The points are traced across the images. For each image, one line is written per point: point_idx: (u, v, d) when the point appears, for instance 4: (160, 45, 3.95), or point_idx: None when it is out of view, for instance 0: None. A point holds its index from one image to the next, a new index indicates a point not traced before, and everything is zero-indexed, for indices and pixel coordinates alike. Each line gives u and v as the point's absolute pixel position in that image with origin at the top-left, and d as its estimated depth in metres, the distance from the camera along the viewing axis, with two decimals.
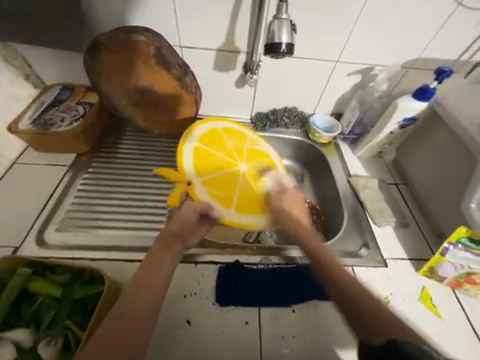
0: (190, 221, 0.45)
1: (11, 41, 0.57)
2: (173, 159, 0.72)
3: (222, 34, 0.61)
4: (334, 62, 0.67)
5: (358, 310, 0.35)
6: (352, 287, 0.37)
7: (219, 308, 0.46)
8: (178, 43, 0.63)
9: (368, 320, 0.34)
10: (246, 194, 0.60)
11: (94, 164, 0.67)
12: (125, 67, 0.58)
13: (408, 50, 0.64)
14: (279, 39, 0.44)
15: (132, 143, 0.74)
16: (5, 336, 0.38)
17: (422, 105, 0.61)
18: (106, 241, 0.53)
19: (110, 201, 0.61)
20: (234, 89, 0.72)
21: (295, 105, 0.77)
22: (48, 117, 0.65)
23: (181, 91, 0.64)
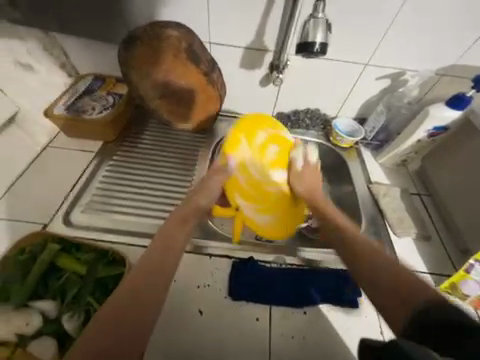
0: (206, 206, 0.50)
1: (52, 31, 0.61)
2: (194, 153, 0.73)
3: (251, 33, 0.62)
4: (364, 65, 0.65)
5: (393, 283, 0.34)
6: (383, 265, 0.37)
7: (231, 301, 0.47)
8: (207, 39, 0.64)
9: (409, 298, 0.32)
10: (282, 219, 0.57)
11: (119, 152, 0.70)
12: (156, 59, 0.60)
13: (445, 55, 0.62)
14: (313, 39, 0.43)
15: (156, 135, 0.76)
16: (34, 306, 0.41)
17: (455, 114, 0.58)
18: (127, 226, 0.55)
19: (132, 189, 0.63)
20: (258, 88, 0.72)
21: (318, 107, 0.76)
22: (80, 105, 0.68)
23: (207, 87, 0.65)
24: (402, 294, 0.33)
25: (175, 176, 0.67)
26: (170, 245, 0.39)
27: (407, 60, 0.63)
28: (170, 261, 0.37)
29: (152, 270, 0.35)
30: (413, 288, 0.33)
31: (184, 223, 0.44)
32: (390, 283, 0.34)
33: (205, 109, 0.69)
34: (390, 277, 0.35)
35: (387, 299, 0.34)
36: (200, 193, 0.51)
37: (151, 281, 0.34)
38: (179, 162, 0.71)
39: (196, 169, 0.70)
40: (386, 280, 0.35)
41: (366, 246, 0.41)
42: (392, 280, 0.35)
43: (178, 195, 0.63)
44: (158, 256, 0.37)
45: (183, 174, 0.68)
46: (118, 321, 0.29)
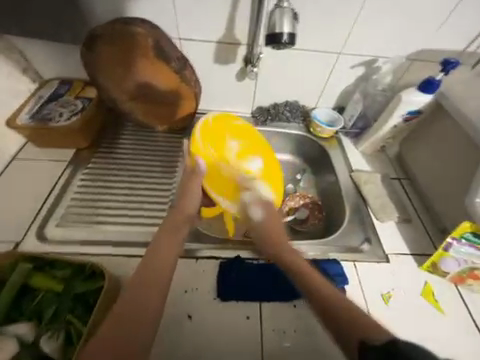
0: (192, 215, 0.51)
1: (6, 34, 0.56)
2: (174, 154, 0.71)
3: (221, 26, 0.60)
4: (337, 54, 0.65)
5: (344, 313, 0.37)
6: (334, 297, 0.39)
7: (220, 302, 0.46)
8: (177, 35, 0.62)
9: (345, 322, 0.36)
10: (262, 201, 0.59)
11: (94, 158, 0.67)
12: (125, 59, 0.58)
13: (414, 40, 0.62)
14: (280, 29, 0.42)
15: (132, 138, 0.73)
16: (8, 331, 0.39)
17: (427, 98, 0.60)
18: (108, 236, 0.53)
19: (111, 196, 0.60)
20: (235, 83, 0.71)
21: (297, 99, 0.75)
22: (47, 112, 0.64)
23: (180, 84, 0.62)
24: (350, 322, 0.36)
25: (156, 180, 0.65)
26: (168, 250, 0.43)
27: (378, 47, 0.64)
28: (156, 283, 0.38)
29: (135, 294, 0.36)
30: (356, 314, 0.36)
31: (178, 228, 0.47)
32: (346, 313, 0.37)
33: (180, 109, 0.67)
34: (346, 312, 0.37)
35: (338, 328, 0.36)
36: (184, 201, 0.52)
37: (134, 306, 0.35)
38: (158, 165, 0.68)
39: (177, 170, 0.68)
40: (328, 309, 0.38)
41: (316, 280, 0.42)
42: (345, 317, 0.36)
43: (160, 199, 0.62)
44: (158, 260, 0.40)
45: (164, 177, 0.66)
46: (123, 324, 0.34)
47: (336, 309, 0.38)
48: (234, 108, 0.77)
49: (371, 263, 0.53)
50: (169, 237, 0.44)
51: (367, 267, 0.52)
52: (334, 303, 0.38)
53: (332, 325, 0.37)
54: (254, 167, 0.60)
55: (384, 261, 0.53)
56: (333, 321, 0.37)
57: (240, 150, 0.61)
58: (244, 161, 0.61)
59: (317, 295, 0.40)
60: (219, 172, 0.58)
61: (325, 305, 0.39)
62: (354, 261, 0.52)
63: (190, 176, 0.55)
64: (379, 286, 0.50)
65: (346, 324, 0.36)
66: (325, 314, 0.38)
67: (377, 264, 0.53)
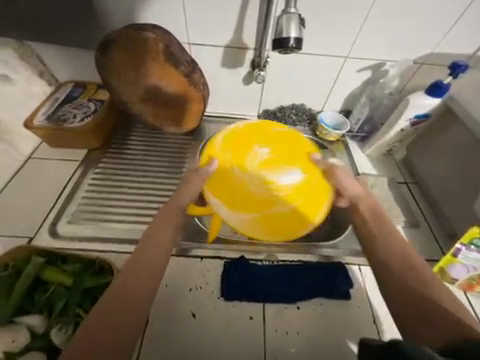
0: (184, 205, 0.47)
1: (26, 40, 0.60)
2: (181, 156, 0.73)
3: (230, 31, 0.61)
4: (344, 58, 0.65)
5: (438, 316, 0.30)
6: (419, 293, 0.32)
7: (224, 302, 0.47)
8: (186, 40, 0.64)
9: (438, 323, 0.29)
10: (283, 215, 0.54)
11: (104, 159, 0.69)
12: (136, 63, 0.60)
13: (422, 44, 0.62)
14: (287, 34, 0.43)
15: (141, 139, 0.75)
16: (20, 321, 0.40)
17: (435, 101, 0.59)
18: (116, 234, 0.54)
19: (119, 196, 0.62)
20: (242, 86, 0.72)
21: (303, 102, 0.76)
22: (62, 113, 0.67)
23: (188, 88, 0.64)
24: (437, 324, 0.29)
25: (164, 179, 0.67)
26: (160, 237, 0.40)
27: (386, 51, 0.64)
28: (146, 274, 0.35)
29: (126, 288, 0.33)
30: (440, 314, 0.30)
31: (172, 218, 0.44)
32: (432, 308, 0.30)
33: (188, 112, 0.69)
34: (437, 304, 0.31)
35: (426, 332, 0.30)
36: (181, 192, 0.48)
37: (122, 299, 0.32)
38: (166, 166, 0.70)
39: (184, 171, 0.69)
40: (415, 303, 0.32)
41: (416, 265, 0.36)
42: (442, 311, 0.30)
43: (167, 198, 0.63)
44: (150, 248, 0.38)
45: (171, 177, 0.68)
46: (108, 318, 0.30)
47: (422, 305, 0.31)
48: (240, 111, 0.79)
49: None
50: (167, 225, 0.42)
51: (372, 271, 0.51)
52: (421, 294, 0.32)
53: (411, 320, 0.31)
54: (283, 179, 0.55)
55: None
56: (414, 311, 0.31)
57: (269, 158, 0.58)
58: (267, 172, 0.56)
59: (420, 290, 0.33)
60: (233, 178, 0.55)
61: (407, 296, 0.33)
62: (359, 265, 0.52)
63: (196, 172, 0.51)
64: None
65: (420, 316, 0.31)
66: (409, 307, 0.32)
67: None
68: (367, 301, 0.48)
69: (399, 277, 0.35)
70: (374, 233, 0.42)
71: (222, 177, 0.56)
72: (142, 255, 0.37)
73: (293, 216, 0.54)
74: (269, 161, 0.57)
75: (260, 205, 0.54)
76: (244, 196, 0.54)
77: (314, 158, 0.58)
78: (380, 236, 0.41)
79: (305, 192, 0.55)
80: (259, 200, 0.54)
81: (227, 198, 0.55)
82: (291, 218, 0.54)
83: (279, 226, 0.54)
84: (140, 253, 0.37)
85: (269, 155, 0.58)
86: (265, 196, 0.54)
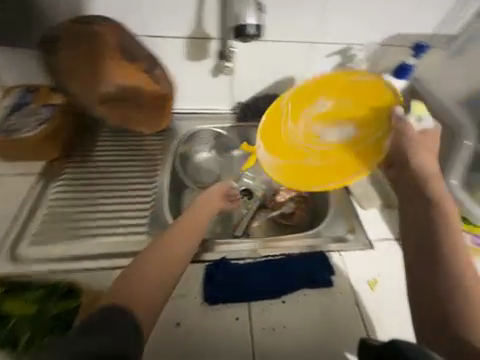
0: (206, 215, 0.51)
1: None
2: (153, 158, 0.68)
3: (189, 20, 0.57)
4: (311, 44, 0.64)
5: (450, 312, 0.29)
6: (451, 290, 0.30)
7: (208, 306, 0.45)
8: (143, 32, 0.59)
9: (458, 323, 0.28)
10: (317, 168, 0.54)
11: (67, 169, 0.63)
12: (88, 61, 0.54)
13: (385, 26, 0.62)
14: (245, 21, 0.41)
15: (107, 144, 0.70)
16: None
17: (401, 83, 0.58)
18: (86, 250, 0.51)
19: (87, 208, 0.58)
20: (210, 79, 0.69)
21: (275, 92, 0.74)
22: (10, 123, 0.60)
23: (151, 85, 0.59)
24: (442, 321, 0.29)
25: (136, 185, 0.63)
26: (177, 246, 0.43)
27: (352, 34, 0.63)
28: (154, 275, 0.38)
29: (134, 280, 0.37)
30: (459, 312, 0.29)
31: (192, 230, 0.47)
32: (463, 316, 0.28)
33: (156, 111, 0.64)
34: (474, 320, 0.28)
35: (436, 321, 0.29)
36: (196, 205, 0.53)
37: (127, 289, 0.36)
38: (137, 170, 0.66)
39: (157, 173, 0.66)
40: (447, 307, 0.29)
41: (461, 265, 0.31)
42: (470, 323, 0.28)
43: (141, 205, 0.59)
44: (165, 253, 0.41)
45: (144, 181, 0.64)
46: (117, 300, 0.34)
47: (447, 310, 0.29)
48: (212, 105, 0.75)
49: (357, 252, 0.53)
50: (186, 237, 0.45)
51: (352, 255, 0.52)
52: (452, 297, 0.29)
53: (434, 317, 0.29)
54: (328, 135, 0.56)
55: (369, 249, 0.54)
56: (437, 310, 0.30)
57: (327, 110, 0.57)
58: (323, 125, 0.57)
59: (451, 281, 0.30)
60: (279, 127, 0.57)
61: (435, 298, 0.30)
62: (340, 251, 0.53)
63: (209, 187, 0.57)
64: (365, 274, 0.51)
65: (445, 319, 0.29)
66: (431, 303, 0.30)
67: (363, 252, 0.53)
68: (350, 286, 0.49)
69: (430, 271, 0.32)
70: (415, 216, 0.36)
71: (274, 122, 0.57)
72: (160, 260, 0.40)
73: (330, 168, 0.53)
74: (326, 113, 0.57)
75: (294, 155, 0.56)
76: (280, 144, 0.56)
77: (396, 112, 0.47)
78: (433, 225, 0.34)
79: (352, 149, 0.53)
80: (295, 152, 0.56)
81: (277, 150, 0.56)
82: (323, 174, 0.53)
83: (312, 177, 0.54)
84: (157, 263, 0.40)
85: (332, 107, 0.57)
86: (299, 151, 0.56)
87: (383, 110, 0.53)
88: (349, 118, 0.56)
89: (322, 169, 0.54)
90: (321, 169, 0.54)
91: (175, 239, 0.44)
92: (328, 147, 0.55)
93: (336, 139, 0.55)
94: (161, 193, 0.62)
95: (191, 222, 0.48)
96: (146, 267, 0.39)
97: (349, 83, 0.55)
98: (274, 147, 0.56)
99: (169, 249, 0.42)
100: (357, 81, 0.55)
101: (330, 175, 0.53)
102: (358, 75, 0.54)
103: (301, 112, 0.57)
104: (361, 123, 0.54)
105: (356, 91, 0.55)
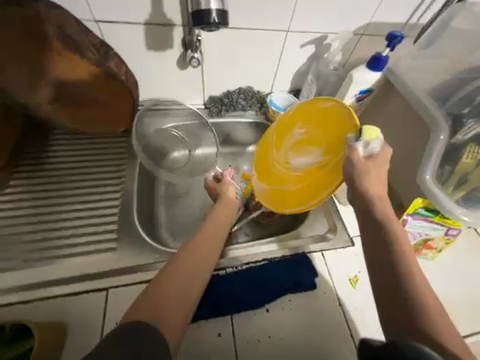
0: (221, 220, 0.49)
1: None
2: (117, 163, 0.61)
3: (146, 3, 0.49)
4: (285, 33, 0.59)
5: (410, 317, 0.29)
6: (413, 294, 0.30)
7: (188, 324, 0.42)
8: (91, 17, 0.50)
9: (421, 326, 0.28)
10: (285, 197, 0.51)
11: (14, 183, 0.55)
12: (26, 52, 0.45)
13: (360, 13, 0.59)
14: (207, 6, 0.35)
15: (61, 149, 0.61)
16: None
17: (376, 75, 0.58)
18: (46, 275, 0.45)
19: (41, 226, 0.51)
20: (177, 72, 0.62)
21: (250, 85, 0.69)
22: None
23: (106, 80, 0.51)
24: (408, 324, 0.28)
25: (98, 194, 0.56)
26: (204, 250, 0.40)
27: (326, 22, 0.59)
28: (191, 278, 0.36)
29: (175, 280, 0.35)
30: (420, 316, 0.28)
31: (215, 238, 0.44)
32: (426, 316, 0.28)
33: (116, 108, 0.57)
34: (434, 322, 0.28)
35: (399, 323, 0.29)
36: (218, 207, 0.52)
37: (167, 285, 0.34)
38: (99, 178, 0.58)
39: (123, 180, 0.59)
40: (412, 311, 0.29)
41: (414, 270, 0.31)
42: (434, 322, 0.28)
43: (106, 218, 0.53)
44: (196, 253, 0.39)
45: (108, 190, 0.57)
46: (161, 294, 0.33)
47: (410, 314, 0.29)
48: (182, 101, 0.69)
49: (338, 250, 0.53)
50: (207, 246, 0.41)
51: (334, 254, 0.52)
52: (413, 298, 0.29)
53: (400, 321, 0.29)
54: (298, 164, 0.49)
55: (350, 246, 0.53)
56: (402, 315, 0.29)
57: (302, 138, 0.50)
58: (297, 153, 0.50)
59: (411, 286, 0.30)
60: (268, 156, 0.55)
61: (398, 302, 0.30)
62: (322, 251, 0.52)
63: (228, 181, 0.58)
64: (347, 271, 0.50)
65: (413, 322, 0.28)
66: (396, 308, 0.30)
67: (344, 250, 0.53)
68: (333, 286, 0.49)
69: (390, 276, 0.31)
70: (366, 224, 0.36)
71: (261, 156, 0.56)
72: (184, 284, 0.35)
73: (294, 199, 0.49)
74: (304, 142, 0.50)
75: (274, 181, 0.53)
76: (268, 174, 0.54)
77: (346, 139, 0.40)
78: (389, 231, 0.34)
79: (314, 176, 0.46)
80: (273, 178, 0.53)
81: (262, 174, 0.55)
82: (289, 203, 0.50)
83: (286, 203, 0.51)
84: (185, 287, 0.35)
85: (308, 134, 0.49)
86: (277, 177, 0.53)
87: (340, 139, 0.43)
88: (318, 145, 0.47)
89: (289, 198, 0.50)
90: (290, 198, 0.50)
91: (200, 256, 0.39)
92: (298, 177, 0.49)
93: (306, 168, 0.48)
94: (129, 202, 0.56)
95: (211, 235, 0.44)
96: (173, 291, 0.33)
97: (317, 111, 0.48)
98: (264, 178, 0.55)
99: (196, 268, 0.38)
100: (329, 106, 0.46)
101: (296, 204, 0.49)
102: (325, 99, 0.46)
103: (277, 143, 0.54)
104: (327, 151, 0.45)
105: (325, 119, 0.47)
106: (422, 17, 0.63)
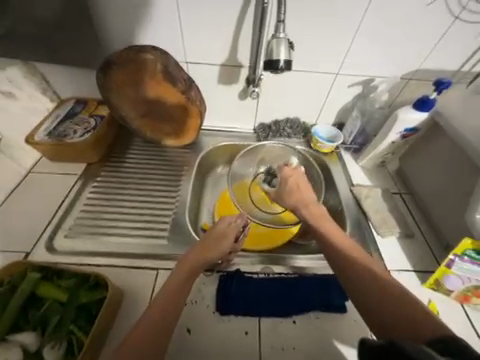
0: (194, 261, 0.46)
1: (31, 60, 0.63)
2: (178, 169, 0.74)
3: (225, 50, 0.65)
4: (335, 75, 0.68)
5: (387, 313, 0.35)
6: (375, 291, 0.37)
7: (219, 316, 0.46)
8: (184, 59, 0.67)
9: (394, 318, 0.34)
10: (265, 233, 0.67)
11: (103, 173, 0.70)
12: (136, 79, 0.63)
13: (407, 61, 0.65)
14: (277, 56, 0.46)
15: (139, 153, 0.77)
16: (13, 339, 0.40)
17: (421, 116, 0.61)
18: (114, 248, 0.54)
19: (117, 208, 0.63)
20: (238, 101, 0.75)
21: (297, 116, 0.78)
22: (62, 130, 0.69)
23: (186, 103, 0.66)
24: (385, 319, 0.35)
25: (161, 192, 0.68)
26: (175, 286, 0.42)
27: (373, 68, 0.67)
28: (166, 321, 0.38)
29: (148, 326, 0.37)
30: (390, 310, 0.35)
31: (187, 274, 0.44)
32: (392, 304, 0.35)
33: (186, 125, 0.70)
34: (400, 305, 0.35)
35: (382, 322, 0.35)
36: (206, 248, 0.48)
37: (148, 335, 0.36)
38: (163, 178, 0.71)
39: (181, 183, 0.70)
40: (382, 309, 0.36)
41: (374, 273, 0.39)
42: (394, 306, 0.35)
43: (164, 212, 0.64)
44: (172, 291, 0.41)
45: (168, 191, 0.68)
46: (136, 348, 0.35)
47: (383, 315, 0.35)
48: (237, 124, 0.81)
49: None
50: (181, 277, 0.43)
51: None
52: (377, 298, 0.37)
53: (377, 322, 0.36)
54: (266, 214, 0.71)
55: None
56: (378, 314, 0.36)
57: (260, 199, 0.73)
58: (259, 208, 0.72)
59: (370, 287, 0.38)
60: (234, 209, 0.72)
61: (371, 305, 0.37)
62: None
63: (213, 235, 0.51)
64: None
65: (388, 320, 0.35)
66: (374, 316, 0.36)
67: None
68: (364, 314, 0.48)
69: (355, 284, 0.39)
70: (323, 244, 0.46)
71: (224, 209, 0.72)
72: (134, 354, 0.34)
73: (271, 235, 0.67)
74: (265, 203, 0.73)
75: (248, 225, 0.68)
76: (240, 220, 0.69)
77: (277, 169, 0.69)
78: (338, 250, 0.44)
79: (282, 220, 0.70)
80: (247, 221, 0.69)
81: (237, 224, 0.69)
82: (270, 239, 0.66)
83: (264, 240, 0.66)
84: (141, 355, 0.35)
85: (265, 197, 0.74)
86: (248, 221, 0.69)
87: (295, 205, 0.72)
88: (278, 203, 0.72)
89: (271, 235, 0.67)
90: (271, 234, 0.67)
91: (153, 324, 0.37)
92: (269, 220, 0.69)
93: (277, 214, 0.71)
94: (183, 202, 0.66)
95: (167, 293, 0.41)
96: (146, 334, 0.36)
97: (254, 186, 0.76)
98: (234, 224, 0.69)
99: (149, 336, 0.36)
100: None
101: (276, 238, 0.66)
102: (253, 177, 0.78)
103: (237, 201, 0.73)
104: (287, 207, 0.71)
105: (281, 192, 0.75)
106: (475, 66, 0.65)
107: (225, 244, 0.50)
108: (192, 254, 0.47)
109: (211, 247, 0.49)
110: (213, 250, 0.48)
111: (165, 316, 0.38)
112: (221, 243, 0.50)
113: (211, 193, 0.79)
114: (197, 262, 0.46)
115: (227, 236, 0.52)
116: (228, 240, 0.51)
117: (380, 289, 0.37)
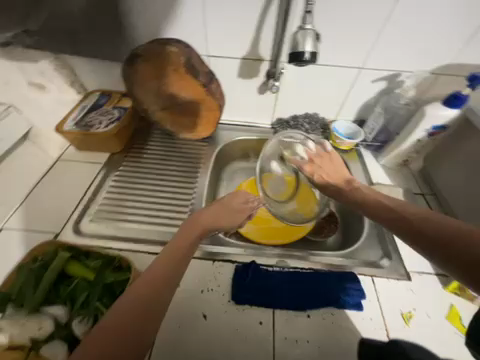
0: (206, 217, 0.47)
1: (61, 53, 0.66)
2: (195, 162, 0.75)
3: (247, 43, 0.64)
4: (359, 69, 0.66)
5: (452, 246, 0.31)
6: (429, 227, 0.34)
7: (235, 305, 0.47)
8: (206, 53, 0.68)
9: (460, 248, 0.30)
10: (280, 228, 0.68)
11: (124, 163, 0.73)
12: (159, 71, 0.63)
13: (439, 54, 0.62)
14: (303, 48, 0.46)
15: (158, 146, 0.79)
16: (46, 311, 0.44)
17: (453, 112, 0.58)
18: (135, 234, 0.57)
19: (138, 198, 0.65)
20: (257, 96, 0.75)
21: (316, 111, 0.77)
22: (88, 120, 0.72)
23: (205, 97, 0.66)
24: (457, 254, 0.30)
25: (178, 183, 0.70)
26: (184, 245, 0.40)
27: (401, 62, 0.64)
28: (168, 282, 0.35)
29: (149, 285, 0.34)
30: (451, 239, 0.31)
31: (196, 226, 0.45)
32: (439, 237, 0.32)
33: (203, 119, 0.71)
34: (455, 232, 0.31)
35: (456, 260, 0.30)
36: (220, 213, 0.50)
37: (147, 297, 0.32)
38: (181, 170, 0.73)
39: (198, 176, 0.72)
40: (445, 243, 0.31)
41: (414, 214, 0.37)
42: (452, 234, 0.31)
43: (181, 202, 0.65)
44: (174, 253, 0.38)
45: (186, 182, 0.70)
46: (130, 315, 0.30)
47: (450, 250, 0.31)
48: (254, 119, 0.81)
49: (391, 281, 0.51)
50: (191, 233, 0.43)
51: (386, 283, 0.51)
52: (434, 235, 0.33)
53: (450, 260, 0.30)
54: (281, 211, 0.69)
55: (405, 279, 0.52)
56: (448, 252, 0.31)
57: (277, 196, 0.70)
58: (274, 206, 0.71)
59: (421, 227, 0.34)
60: None
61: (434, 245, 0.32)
62: (374, 277, 0.51)
63: (226, 205, 0.52)
64: (399, 305, 0.48)
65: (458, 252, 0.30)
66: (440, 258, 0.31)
67: (397, 282, 0.51)
68: (379, 313, 0.47)
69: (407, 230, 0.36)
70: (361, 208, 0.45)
71: None
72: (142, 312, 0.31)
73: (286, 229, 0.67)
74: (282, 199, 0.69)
75: (262, 220, 0.69)
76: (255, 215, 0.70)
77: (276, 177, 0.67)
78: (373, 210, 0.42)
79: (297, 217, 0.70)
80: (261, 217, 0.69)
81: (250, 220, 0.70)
82: (285, 233, 0.66)
83: (278, 233, 0.67)
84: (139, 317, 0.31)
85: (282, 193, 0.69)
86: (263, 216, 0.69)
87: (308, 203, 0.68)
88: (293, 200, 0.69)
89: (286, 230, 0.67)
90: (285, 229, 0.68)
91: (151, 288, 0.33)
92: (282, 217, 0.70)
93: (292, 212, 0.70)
94: (200, 193, 0.68)
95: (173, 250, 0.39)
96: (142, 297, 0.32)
97: None
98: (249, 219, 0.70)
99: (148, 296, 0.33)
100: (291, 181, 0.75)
101: (291, 232, 0.67)
102: None
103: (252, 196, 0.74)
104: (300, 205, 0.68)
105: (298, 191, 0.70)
106: None
107: (236, 216, 0.52)
108: (206, 214, 0.48)
109: (224, 214, 0.50)
110: (225, 217, 0.50)
111: (170, 273, 0.36)
112: (234, 213, 0.52)
113: (227, 186, 0.80)
114: (206, 220, 0.47)
115: (241, 211, 0.54)
116: (240, 215, 0.53)
117: (430, 224, 0.34)
